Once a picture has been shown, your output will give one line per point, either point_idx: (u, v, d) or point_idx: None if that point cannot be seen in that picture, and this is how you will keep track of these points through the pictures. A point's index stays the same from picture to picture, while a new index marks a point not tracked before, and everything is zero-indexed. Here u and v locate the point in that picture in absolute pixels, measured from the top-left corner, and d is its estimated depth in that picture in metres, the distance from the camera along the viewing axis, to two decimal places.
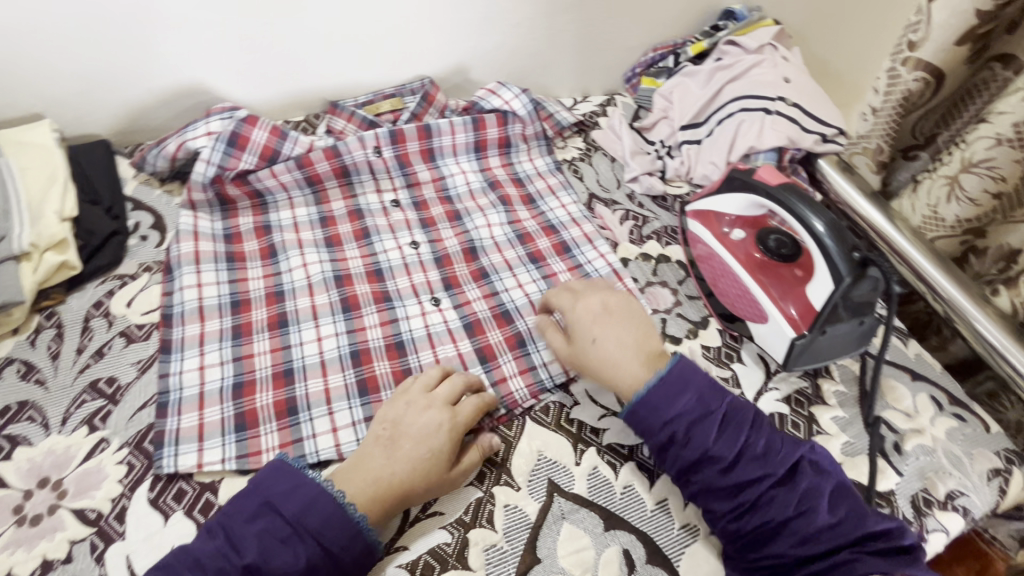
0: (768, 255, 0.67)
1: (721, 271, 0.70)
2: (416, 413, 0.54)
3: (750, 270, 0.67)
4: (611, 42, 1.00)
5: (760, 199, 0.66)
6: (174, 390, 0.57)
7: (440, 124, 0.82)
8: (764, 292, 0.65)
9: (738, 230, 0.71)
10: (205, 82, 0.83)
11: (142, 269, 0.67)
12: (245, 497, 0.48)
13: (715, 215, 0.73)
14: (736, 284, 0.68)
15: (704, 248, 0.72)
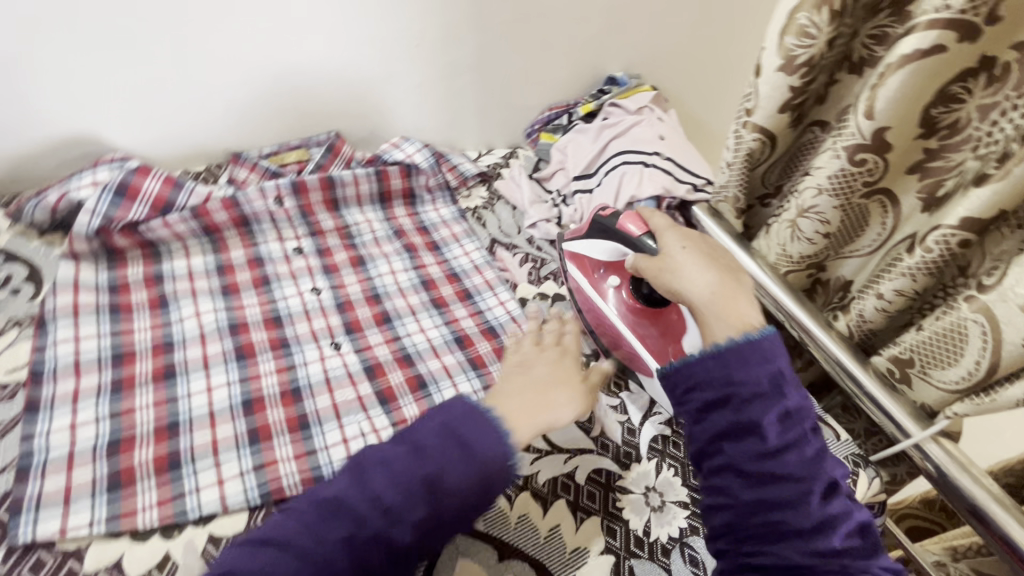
0: (642, 300, 0.69)
1: (597, 314, 0.73)
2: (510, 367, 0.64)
3: (626, 317, 0.70)
4: (511, 102, 1.10)
5: (625, 247, 0.67)
6: (39, 451, 0.54)
7: (343, 175, 0.84)
8: (637, 338, 0.68)
9: (611, 276, 0.73)
10: (98, 132, 0.83)
11: (12, 324, 0.64)
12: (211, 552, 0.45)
13: (587, 258, 0.75)
14: (610, 325, 0.71)
15: (578, 289, 0.76)
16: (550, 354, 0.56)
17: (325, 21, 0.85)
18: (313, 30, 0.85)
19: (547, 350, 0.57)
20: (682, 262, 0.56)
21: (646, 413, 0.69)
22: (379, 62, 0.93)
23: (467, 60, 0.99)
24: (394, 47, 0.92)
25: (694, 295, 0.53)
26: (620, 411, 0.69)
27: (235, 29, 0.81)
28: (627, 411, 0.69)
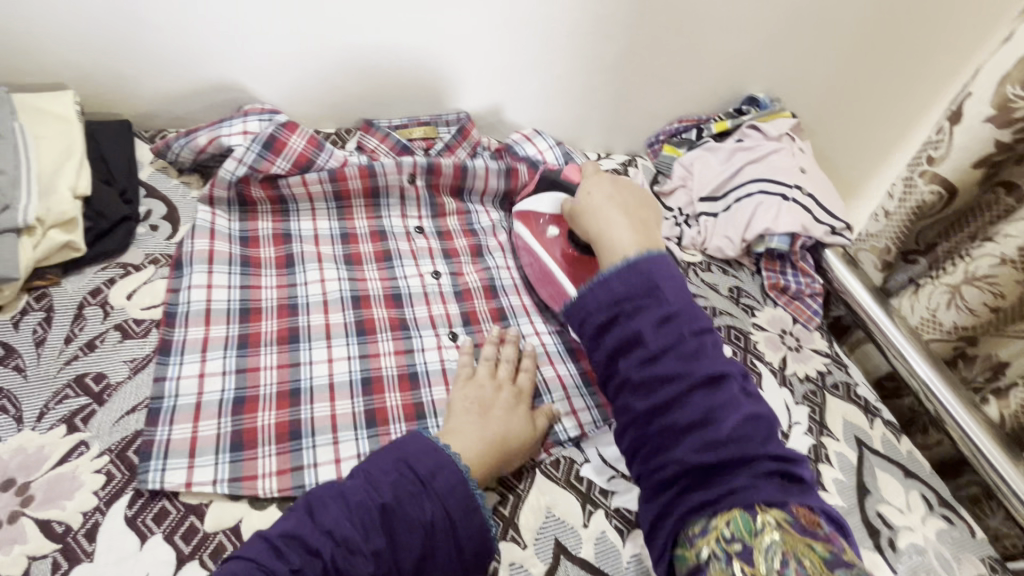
0: (578, 250, 0.70)
1: (546, 273, 0.72)
2: (495, 391, 0.59)
3: (563, 261, 0.70)
4: (641, 107, 1.04)
5: (567, 196, 0.72)
6: (169, 396, 0.53)
7: (476, 165, 0.82)
8: (566, 278, 0.69)
9: (553, 228, 0.74)
10: (241, 80, 0.81)
11: (149, 260, 0.63)
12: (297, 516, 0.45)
13: (534, 216, 0.75)
14: (546, 269, 0.72)
15: (525, 247, 0.75)
16: (507, 392, 0.59)
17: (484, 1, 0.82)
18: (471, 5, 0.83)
19: (503, 386, 0.60)
20: (596, 214, 0.63)
21: None
22: (526, 48, 0.90)
23: (613, 57, 0.95)
24: (544, 36, 0.89)
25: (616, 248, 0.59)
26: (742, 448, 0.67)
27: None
28: None
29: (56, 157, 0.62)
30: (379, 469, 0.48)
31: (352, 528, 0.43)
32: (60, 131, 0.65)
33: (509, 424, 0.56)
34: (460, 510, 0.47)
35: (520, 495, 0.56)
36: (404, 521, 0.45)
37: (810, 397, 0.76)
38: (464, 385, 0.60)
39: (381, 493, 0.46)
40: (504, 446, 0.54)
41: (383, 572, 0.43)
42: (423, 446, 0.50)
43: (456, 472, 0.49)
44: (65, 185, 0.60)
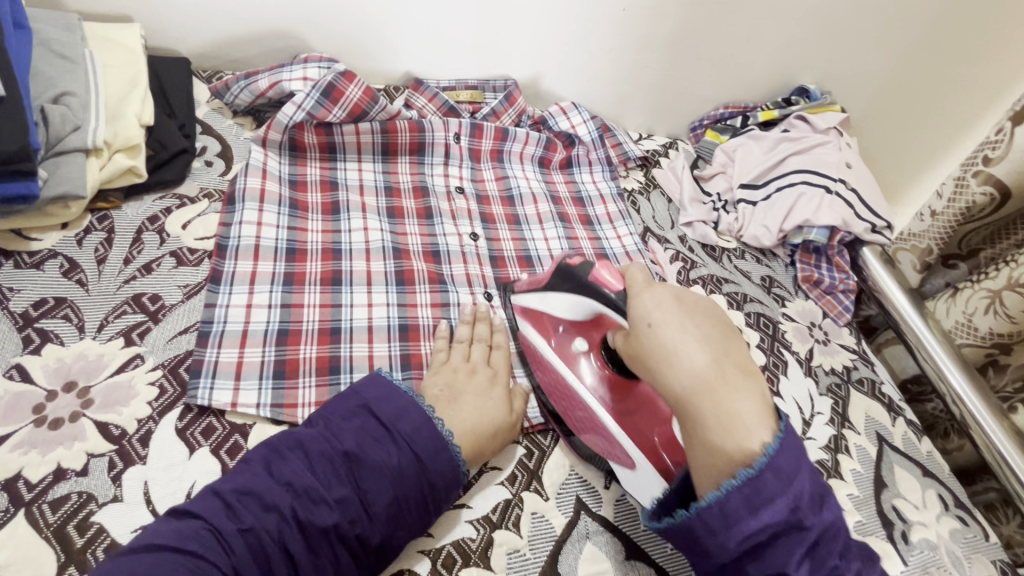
0: (617, 371, 0.58)
1: (540, 360, 0.62)
2: (463, 377, 0.56)
3: (604, 400, 0.57)
4: (689, 88, 1.03)
5: (596, 305, 0.56)
6: (218, 321, 0.55)
7: (517, 131, 0.85)
8: (628, 438, 0.54)
9: (576, 339, 0.61)
10: (297, 29, 0.82)
11: (203, 194, 0.65)
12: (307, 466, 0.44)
13: (546, 317, 0.63)
14: (563, 386, 0.59)
15: (550, 369, 0.61)
16: (482, 375, 0.57)
17: None
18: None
19: (477, 370, 0.58)
20: (657, 346, 0.45)
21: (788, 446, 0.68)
22: (580, 18, 0.89)
23: (667, 34, 0.94)
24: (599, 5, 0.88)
25: (681, 385, 0.43)
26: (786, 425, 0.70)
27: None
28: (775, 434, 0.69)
29: (122, 86, 0.64)
30: (341, 415, 0.48)
31: (315, 479, 0.43)
32: (126, 62, 0.67)
33: (482, 408, 0.53)
34: (428, 451, 0.47)
35: (545, 451, 0.58)
36: (369, 466, 0.45)
37: (833, 389, 0.77)
38: (436, 370, 0.57)
39: (344, 440, 0.46)
40: (480, 435, 0.52)
41: (349, 520, 0.43)
42: (385, 391, 0.50)
43: (423, 417, 0.49)
44: (132, 112, 0.62)
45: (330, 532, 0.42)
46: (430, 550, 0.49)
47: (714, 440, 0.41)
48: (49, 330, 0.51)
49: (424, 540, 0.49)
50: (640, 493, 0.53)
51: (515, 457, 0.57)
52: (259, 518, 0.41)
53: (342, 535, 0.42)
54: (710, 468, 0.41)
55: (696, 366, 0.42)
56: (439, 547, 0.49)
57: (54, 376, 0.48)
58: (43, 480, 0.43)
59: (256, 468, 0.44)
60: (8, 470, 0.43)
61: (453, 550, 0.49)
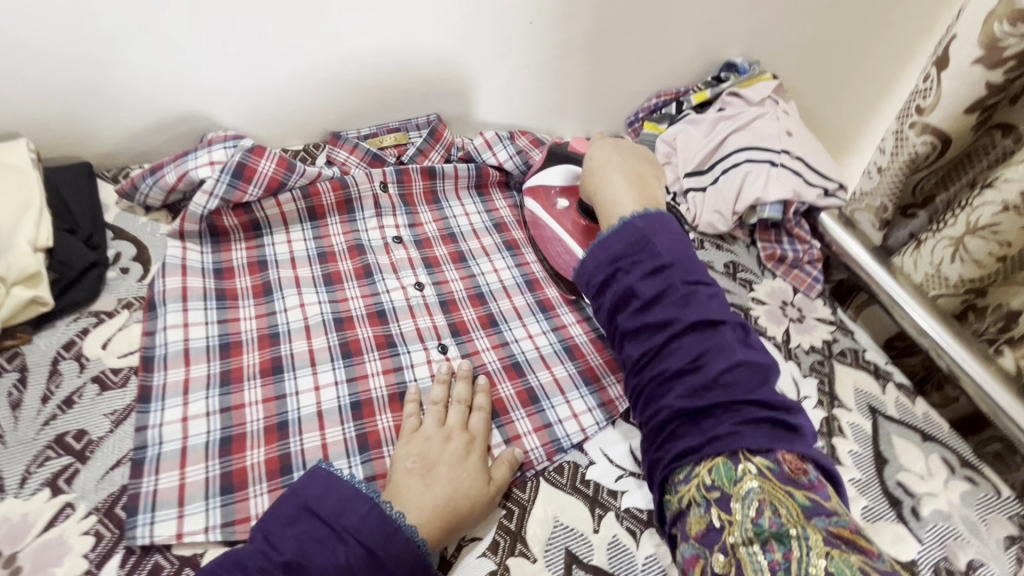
0: (587, 217, 0.74)
1: (539, 226, 0.77)
2: (437, 445, 0.53)
3: (576, 232, 0.74)
4: (618, 86, 1.01)
5: (577, 166, 0.77)
6: (153, 445, 0.52)
7: (444, 167, 0.83)
8: (583, 249, 0.72)
9: (563, 199, 0.77)
10: (200, 106, 0.79)
11: (122, 306, 0.62)
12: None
13: (544, 189, 0.79)
14: (551, 235, 0.76)
15: (538, 220, 0.78)
16: (456, 442, 0.54)
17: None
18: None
19: (452, 435, 0.55)
20: (592, 167, 0.70)
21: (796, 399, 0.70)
22: (487, 41, 0.86)
23: (581, 39, 0.91)
24: (507, 26, 0.86)
25: (605, 195, 0.66)
26: None
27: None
28: None
29: (13, 212, 0.60)
30: (281, 521, 0.44)
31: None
32: (16, 183, 0.63)
33: (456, 481, 0.50)
34: (379, 541, 0.44)
35: (526, 507, 0.54)
36: (315, 573, 0.41)
37: (817, 368, 0.74)
38: (407, 441, 0.54)
39: (284, 549, 0.42)
40: (455, 511, 0.49)
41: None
42: (327, 485, 0.47)
43: (368, 504, 0.45)
44: (25, 238, 0.58)
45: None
46: None
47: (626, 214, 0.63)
48: None
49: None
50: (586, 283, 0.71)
51: (495, 521, 0.53)
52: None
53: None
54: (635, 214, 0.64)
55: (617, 191, 0.65)
56: None
57: None
58: None
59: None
60: None
61: None
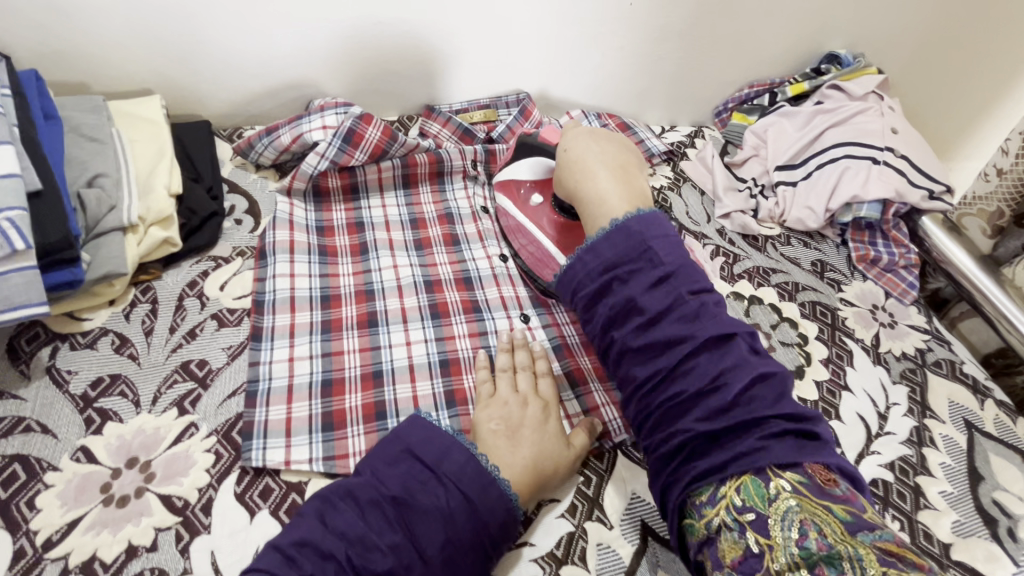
0: (565, 215, 0.68)
1: (514, 227, 0.72)
2: (516, 408, 0.54)
3: (552, 232, 0.68)
4: (709, 72, 0.98)
5: (547, 159, 0.71)
6: (264, 380, 0.56)
7: (532, 144, 0.84)
8: (558, 249, 0.68)
9: (535, 194, 0.71)
10: (306, 74, 0.83)
11: (236, 253, 0.67)
12: (352, 517, 0.43)
13: (514, 184, 0.73)
14: (544, 253, 0.68)
15: (512, 220, 0.72)
16: (535, 407, 0.55)
17: None
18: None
19: (529, 400, 0.56)
20: (576, 161, 0.63)
21: (885, 404, 0.67)
22: (578, 21, 0.86)
23: (677, 23, 0.90)
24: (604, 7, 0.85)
25: (592, 190, 0.60)
26: (848, 363, 0.71)
27: None
28: (852, 388, 0.68)
29: (150, 160, 0.66)
30: (385, 461, 0.47)
31: (366, 526, 0.42)
32: (153, 135, 0.69)
33: (541, 444, 0.52)
34: (476, 490, 0.46)
35: (604, 477, 0.55)
36: (417, 510, 0.44)
37: (908, 375, 0.71)
38: (486, 405, 0.55)
39: (390, 486, 0.45)
40: (541, 472, 0.50)
41: (405, 565, 0.41)
42: (427, 433, 0.49)
43: (466, 454, 0.47)
44: (161, 184, 0.64)
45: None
46: None
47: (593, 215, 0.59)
48: (108, 408, 0.52)
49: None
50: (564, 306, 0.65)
51: (573, 486, 0.54)
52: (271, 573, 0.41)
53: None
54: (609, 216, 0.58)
55: (608, 188, 0.59)
56: None
57: (117, 453, 0.50)
58: (116, 559, 0.44)
59: (312, 520, 0.43)
60: (84, 553, 0.44)
61: None
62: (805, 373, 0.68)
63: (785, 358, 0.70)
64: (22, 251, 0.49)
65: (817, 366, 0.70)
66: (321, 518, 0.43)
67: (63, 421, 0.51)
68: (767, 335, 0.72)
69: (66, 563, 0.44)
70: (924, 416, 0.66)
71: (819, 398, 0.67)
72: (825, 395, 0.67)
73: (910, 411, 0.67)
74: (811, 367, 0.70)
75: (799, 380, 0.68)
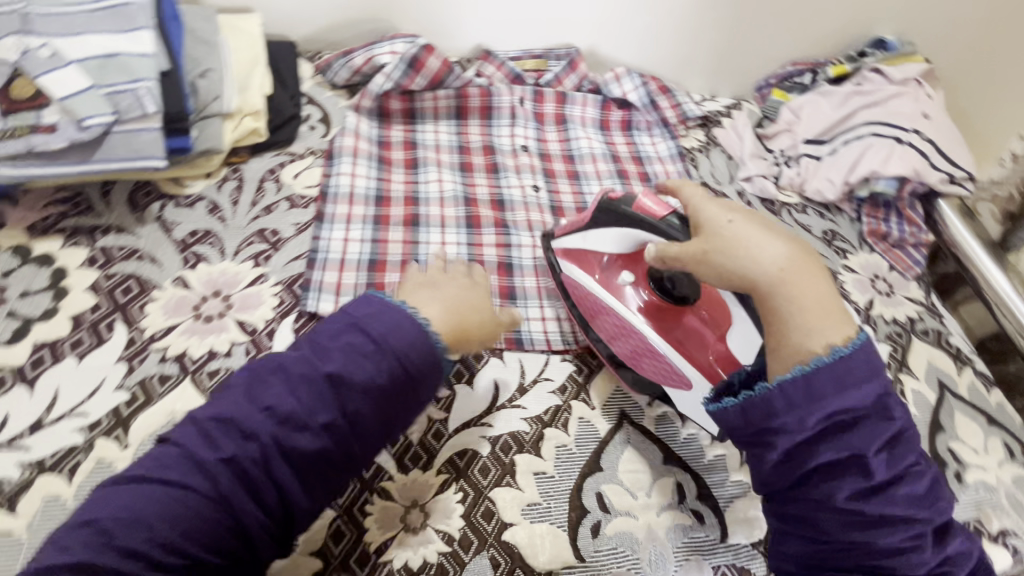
0: (662, 296, 0.60)
1: (603, 312, 0.63)
2: (443, 278, 0.58)
3: (671, 337, 0.59)
4: (757, 47, 1.03)
5: (636, 231, 0.57)
6: (322, 250, 0.68)
7: (576, 94, 0.93)
8: (686, 360, 0.57)
9: (623, 272, 0.63)
10: (381, 8, 0.91)
11: (309, 152, 0.78)
12: (301, 376, 0.48)
13: (592, 256, 0.64)
14: (644, 345, 0.59)
15: (595, 303, 0.63)
16: (462, 282, 0.58)
17: None
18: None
19: (463, 279, 0.59)
20: (729, 239, 0.47)
21: None
22: None
23: None
24: None
25: (769, 276, 0.44)
26: None
27: None
28: None
29: (247, 65, 0.78)
30: (328, 335, 0.49)
31: (300, 403, 0.46)
32: (250, 45, 0.80)
33: (459, 303, 0.56)
34: (416, 366, 0.49)
35: (594, 371, 0.64)
36: (353, 386, 0.47)
37: (893, 337, 0.76)
38: (422, 276, 0.59)
39: (331, 364, 0.47)
40: (459, 328, 0.54)
41: (336, 443, 0.47)
42: (374, 309, 0.51)
43: (415, 333, 0.50)
44: (255, 85, 0.76)
45: (315, 456, 0.46)
46: (490, 436, 0.57)
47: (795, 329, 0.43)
48: (201, 252, 0.65)
49: (432, 409, 0.58)
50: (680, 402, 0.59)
51: (566, 372, 0.64)
52: (238, 449, 0.45)
53: (327, 456, 0.47)
54: (804, 336, 0.43)
55: (778, 256, 0.45)
56: (497, 436, 0.57)
57: (206, 284, 0.62)
58: (202, 356, 0.57)
59: (277, 385, 0.47)
60: (178, 348, 0.57)
61: (509, 439, 0.57)
62: None
63: None
64: (150, 114, 0.61)
65: None
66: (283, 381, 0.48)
67: (167, 256, 0.64)
68: None
69: (165, 353, 0.56)
70: (899, 370, 0.72)
71: None
72: None
73: (887, 365, 0.72)
74: None
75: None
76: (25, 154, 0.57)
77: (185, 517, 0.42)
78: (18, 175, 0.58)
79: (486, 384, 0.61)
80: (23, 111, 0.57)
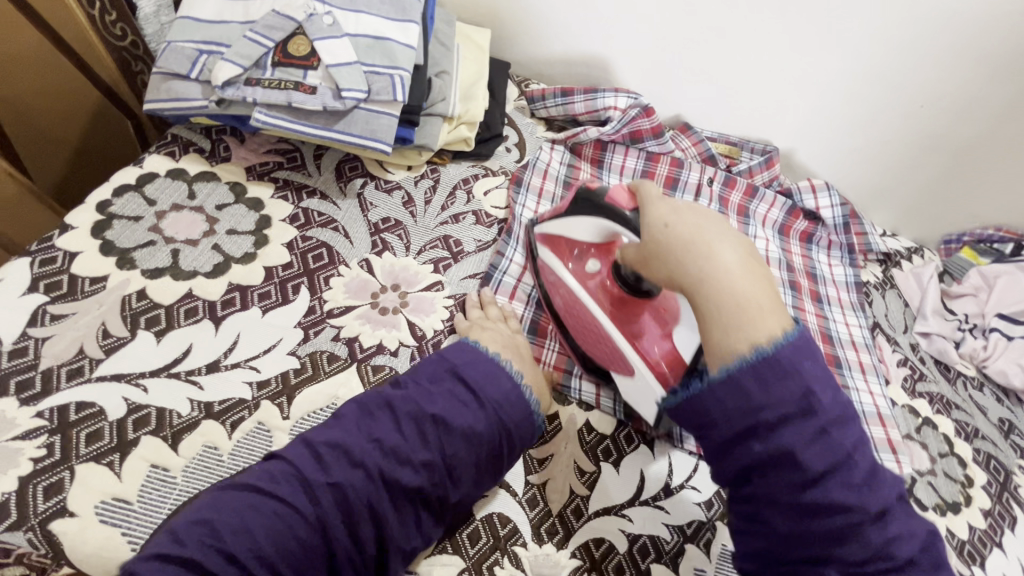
0: (623, 288, 0.55)
1: (569, 304, 0.59)
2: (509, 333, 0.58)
3: (610, 311, 0.56)
4: (964, 201, 0.87)
5: (610, 224, 0.52)
6: (498, 272, 0.66)
7: (767, 192, 0.88)
8: (612, 327, 0.55)
9: (592, 259, 0.58)
10: (603, 56, 0.92)
11: (502, 171, 0.77)
12: (427, 397, 0.48)
13: (565, 241, 0.60)
14: (589, 320, 0.57)
15: (557, 280, 0.60)
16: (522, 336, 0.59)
17: (853, 38, 0.76)
18: (813, 26, 0.77)
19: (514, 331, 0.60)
20: (684, 242, 0.43)
21: None
22: (859, 88, 0.81)
23: (950, 140, 0.81)
24: (896, 87, 0.79)
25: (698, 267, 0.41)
26: (1009, 525, 0.67)
27: (783, 9, 0.77)
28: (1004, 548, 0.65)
29: (473, 75, 0.78)
30: (427, 377, 0.50)
31: (401, 439, 0.46)
32: (477, 55, 0.81)
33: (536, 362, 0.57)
34: (509, 416, 0.49)
35: None
36: (454, 433, 0.47)
37: None
38: (485, 327, 0.58)
39: (431, 404, 0.48)
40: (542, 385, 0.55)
41: (432, 483, 0.46)
42: (469, 357, 0.52)
43: (511, 384, 0.51)
44: (480, 97, 0.75)
45: (412, 493, 0.45)
46: (629, 533, 0.52)
47: (741, 327, 0.40)
48: (388, 242, 0.65)
49: (575, 482, 0.54)
50: (636, 402, 0.56)
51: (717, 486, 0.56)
52: (346, 476, 0.44)
53: (423, 496, 0.45)
54: (725, 347, 0.40)
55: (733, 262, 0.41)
56: (636, 534, 0.52)
57: (386, 275, 0.62)
58: (371, 348, 0.56)
59: (385, 416, 0.48)
60: (351, 332, 0.56)
61: (649, 542, 0.52)
62: (961, 511, 0.66)
63: (945, 490, 0.68)
64: (395, 101, 0.62)
65: (975, 512, 0.67)
66: (393, 415, 0.47)
67: (359, 235, 0.64)
68: (932, 460, 0.70)
69: (339, 332, 0.56)
70: None
71: (968, 540, 0.65)
72: (975, 540, 0.65)
73: None
74: (968, 509, 0.67)
75: (952, 513, 0.66)
76: (281, 104, 0.60)
77: (284, 537, 0.41)
78: (267, 121, 0.61)
79: (631, 472, 0.56)
80: (291, 66, 0.60)
